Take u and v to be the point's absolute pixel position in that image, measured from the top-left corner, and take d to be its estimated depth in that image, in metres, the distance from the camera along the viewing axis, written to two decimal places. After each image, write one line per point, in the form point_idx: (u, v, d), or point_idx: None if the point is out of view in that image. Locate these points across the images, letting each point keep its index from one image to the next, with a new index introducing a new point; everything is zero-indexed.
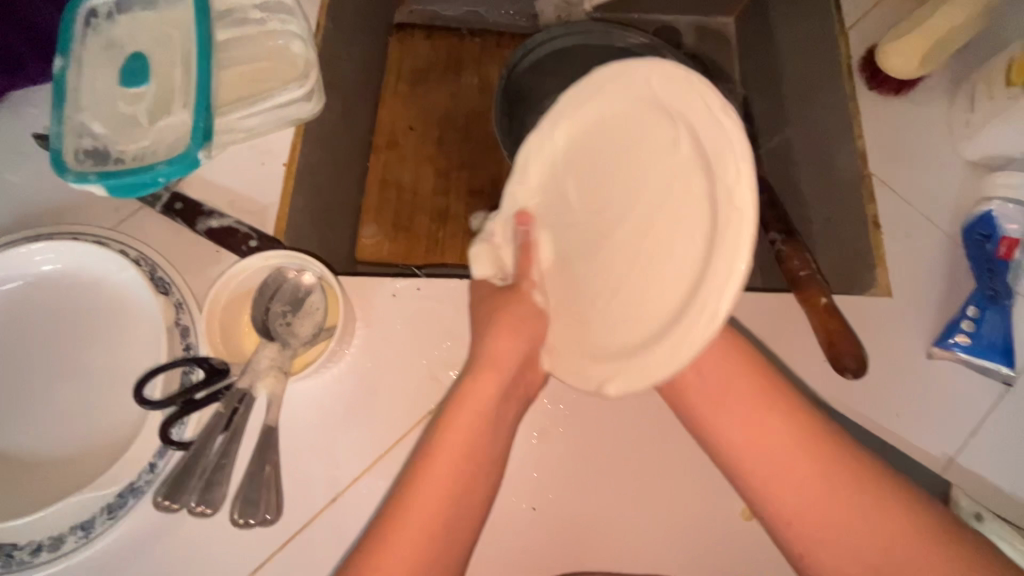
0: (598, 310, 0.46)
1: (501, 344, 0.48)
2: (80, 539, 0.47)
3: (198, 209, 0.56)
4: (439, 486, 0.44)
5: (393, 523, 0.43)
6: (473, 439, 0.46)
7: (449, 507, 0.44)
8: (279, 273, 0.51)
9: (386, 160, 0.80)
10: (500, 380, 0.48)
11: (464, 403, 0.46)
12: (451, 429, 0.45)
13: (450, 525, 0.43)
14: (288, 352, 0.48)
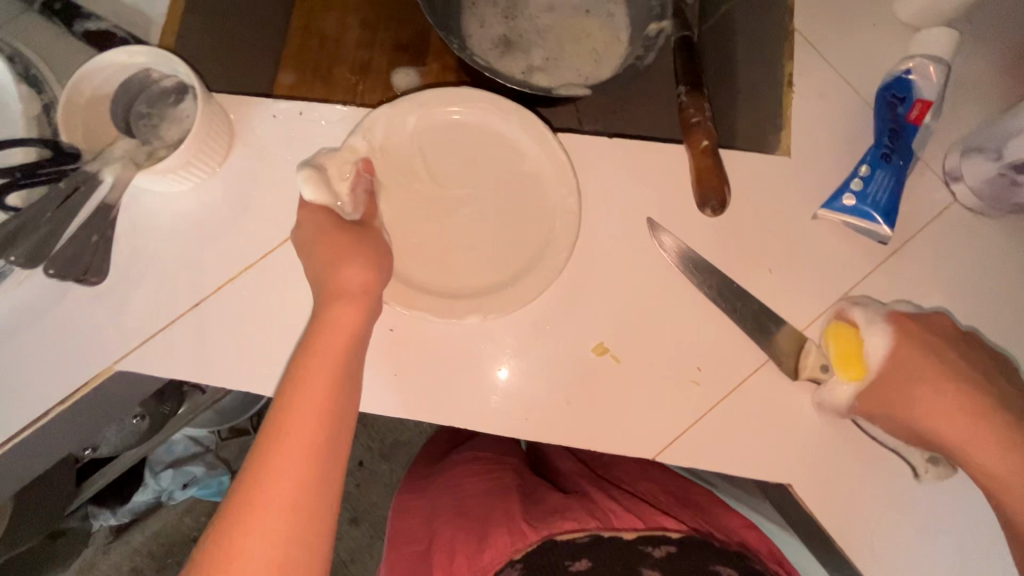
0: (448, 251, 0.52)
1: (349, 270, 0.46)
2: None
3: (76, 11, 0.55)
4: (323, 376, 0.43)
5: (283, 417, 0.41)
6: (343, 352, 0.45)
7: (333, 398, 0.43)
8: (145, 74, 0.50)
9: (311, 6, 0.76)
10: (360, 305, 0.46)
11: (319, 352, 0.44)
12: (311, 372, 0.43)
13: (335, 423, 0.42)
14: (146, 149, 0.48)
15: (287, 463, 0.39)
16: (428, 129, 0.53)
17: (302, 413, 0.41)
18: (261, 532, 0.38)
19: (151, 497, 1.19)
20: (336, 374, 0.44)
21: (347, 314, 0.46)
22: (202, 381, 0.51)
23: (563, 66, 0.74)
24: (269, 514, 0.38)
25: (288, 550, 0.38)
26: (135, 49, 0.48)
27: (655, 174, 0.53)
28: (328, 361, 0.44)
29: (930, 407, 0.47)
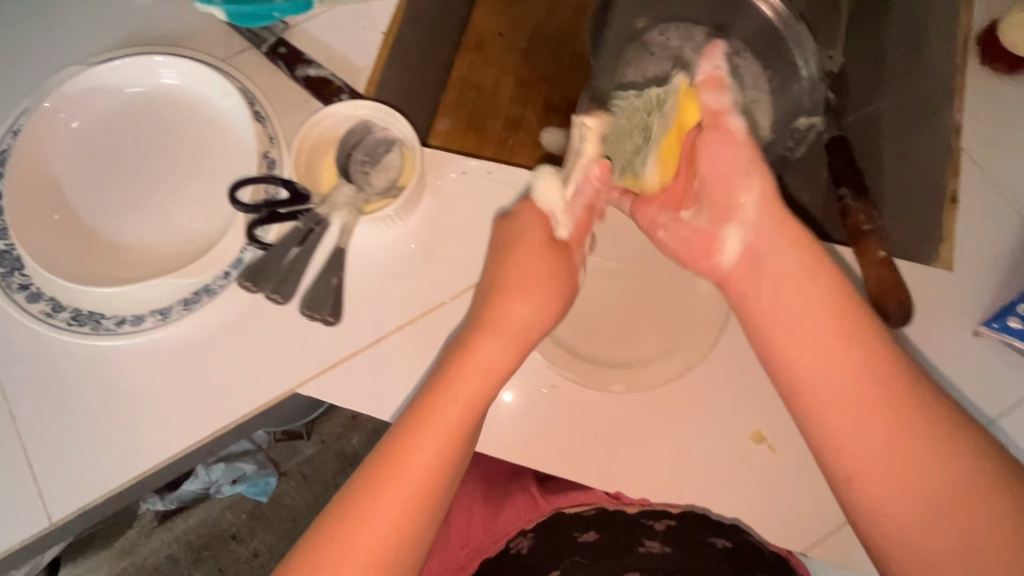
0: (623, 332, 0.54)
1: (520, 307, 0.49)
2: (158, 322, 0.53)
3: (300, 57, 0.60)
4: (463, 394, 0.45)
5: (417, 419, 0.44)
6: (483, 385, 0.46)
7: (436, 471, 0.42)
8: (365, 125, 0.54)
9: (472, 60, 0.81)
10: (511, 343, 0.48)
11: (435, 418, 0.44)
12: (421, 438, 0.43)
13: (463, 438, 0.44)
14: (362, 196, 0.52)
15: (415, 461, 0.42)
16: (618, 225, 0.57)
17: (436, 421, 0.44)
18: (382, 512, 0.41)
19: (199, 491, 1.08)
20: (470, 397, 0.45)
21: (474, 366, 0.46)
22: (367, 412, 0.54)
23: None
24: (394, 499, 0.41)
25: (396, 535, 0.41)
26: (363, 104, 0.53)
27: None
28: (472, 382, 0.46)
29: (813, 346, 0.43)
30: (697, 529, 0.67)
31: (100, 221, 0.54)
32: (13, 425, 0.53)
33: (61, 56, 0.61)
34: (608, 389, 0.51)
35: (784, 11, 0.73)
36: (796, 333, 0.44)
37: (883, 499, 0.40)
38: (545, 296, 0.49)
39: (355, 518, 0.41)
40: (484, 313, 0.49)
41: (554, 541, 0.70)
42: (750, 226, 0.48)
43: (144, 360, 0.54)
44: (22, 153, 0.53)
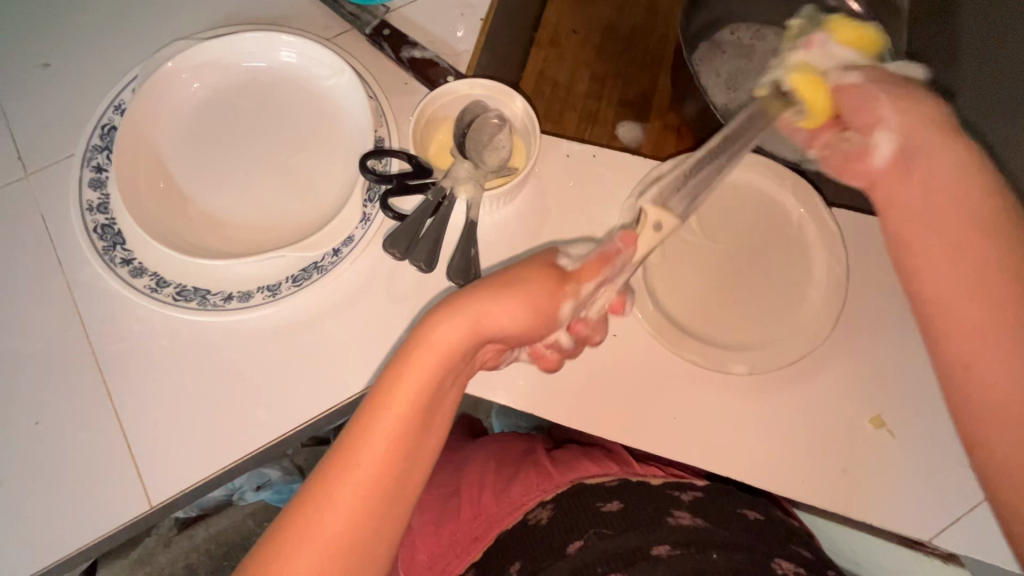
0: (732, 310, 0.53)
1: (484, 303, 0.42)
2: (266, 299, 0.51)
3: (404, 39, 0.59)
4: (412, 379, 0.39)
5: (370, 410, 0.39)
6: (433, 381, 0.40)
7: (379, 490, 0.38)
8: (477, 105, 0.54)
9: (546, 55, 0.82)
10: (472, 336, 0.41)
11: (369, 431, 0.38)
12: (356, 458, 0.38)
13: (413, 427, 0.39)
14: (479, 172, 0.52)
15: (365, 453, 0.38)
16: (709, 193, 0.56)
17: (386, 411, 0.39)
18: (334, 511, 0.37)
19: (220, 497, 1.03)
20: (427, 381, 0.40)
21: (420, 365, 0.39)
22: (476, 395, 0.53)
23: None
24: (345, 495, 0.37)
25: (352, 535, 0.37)
26: (479, 81, 0.53)
27: None
28: (425, 368, 0.40)
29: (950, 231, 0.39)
30: (729, 498, 0.58)
31: (208, 195, 0.53)
32: (109, 403, 0.51)
33: (162, 34, 0.61)
34: (730, 370, 0.50)
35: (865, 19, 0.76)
36: (911, 218, 0.41)
37: (987, 372, 0.36)
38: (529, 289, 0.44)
39: (307, 520, 0.37)
40: (444, 304, 0.43)
41: (575, 513, 0.58)
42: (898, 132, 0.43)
43: (248, 338, 0.52)
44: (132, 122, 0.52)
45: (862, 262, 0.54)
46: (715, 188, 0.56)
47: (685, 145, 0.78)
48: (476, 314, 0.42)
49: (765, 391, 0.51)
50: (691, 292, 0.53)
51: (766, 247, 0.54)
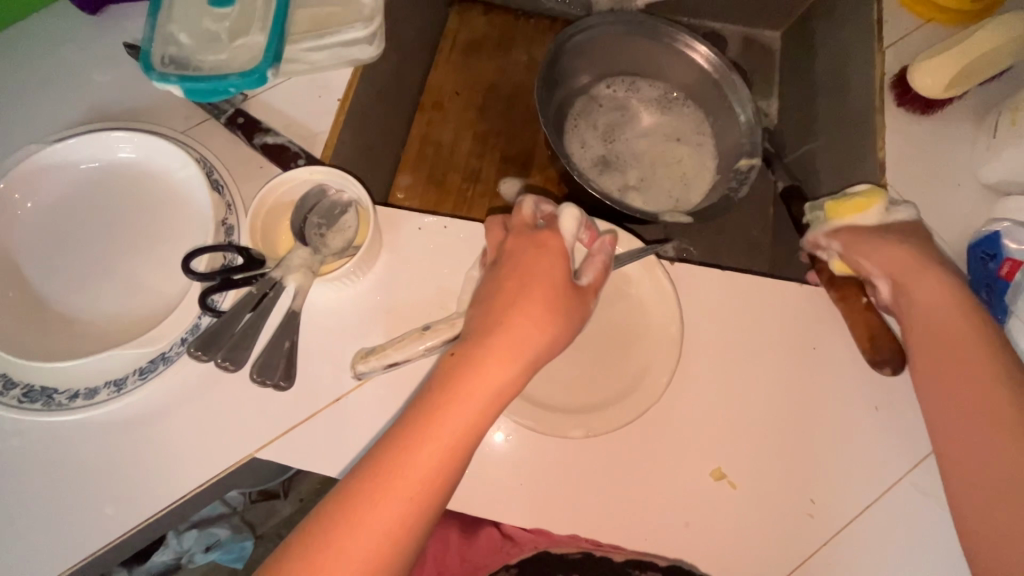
0: (570, 375, 0.54)
1: (533, 336, 0.44)
2: (113, 393, 0.52)
3: (257, 126, 0.62)
4: (459, 414, 0.41)
5: (406, 440, 0.40)
6: (481, 413, 0.42)
7: (402, 534, 0.39)
8: (321, 189, 0.56)
9: (431, 118, 0.85)
10: (513, 372, 0.43)
11: (404, 470, 0.39)
12: (386, 500, 0.39)
13: (451, 463, 0.41)
14: (317, 257, 0.53)
15: (404, 481, 0.39)
16: None
17: (428, 444, 0.40)
18: (368, 535, 0.38)
19: (167, 562, 0.99)
20: (477, 414, 0.42)
21: (466, 400, 0.41)
22: (329, 472, 0.54)
23: (655, 188, 0.81)
24: (377, 521, 0.38)
25: (380, 564, 0.38)
26: (318, 168, 0.55)
27: (763, 306, 0.57)
28: (472, 405, 0.42)
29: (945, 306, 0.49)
30: None
31: (57, 293, 0.54)
32: None
33: (20, 131, 0.62)
34: (566, 435, 0.51)
35: (716, 61, 0.78)
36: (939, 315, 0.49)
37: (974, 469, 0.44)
38: (539, 314, 0.45)
39: (333, 546, 0.38)
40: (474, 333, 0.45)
41: None
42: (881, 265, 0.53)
43: (98, 433, 0.53)
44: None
45: (695, 315, 0.57)
46: None
47: (564, 198, 0.81)
48: (525, 345, 0.43)
49: (606, 450, 0.53)
50: None
51: (604, 308, 0.56)
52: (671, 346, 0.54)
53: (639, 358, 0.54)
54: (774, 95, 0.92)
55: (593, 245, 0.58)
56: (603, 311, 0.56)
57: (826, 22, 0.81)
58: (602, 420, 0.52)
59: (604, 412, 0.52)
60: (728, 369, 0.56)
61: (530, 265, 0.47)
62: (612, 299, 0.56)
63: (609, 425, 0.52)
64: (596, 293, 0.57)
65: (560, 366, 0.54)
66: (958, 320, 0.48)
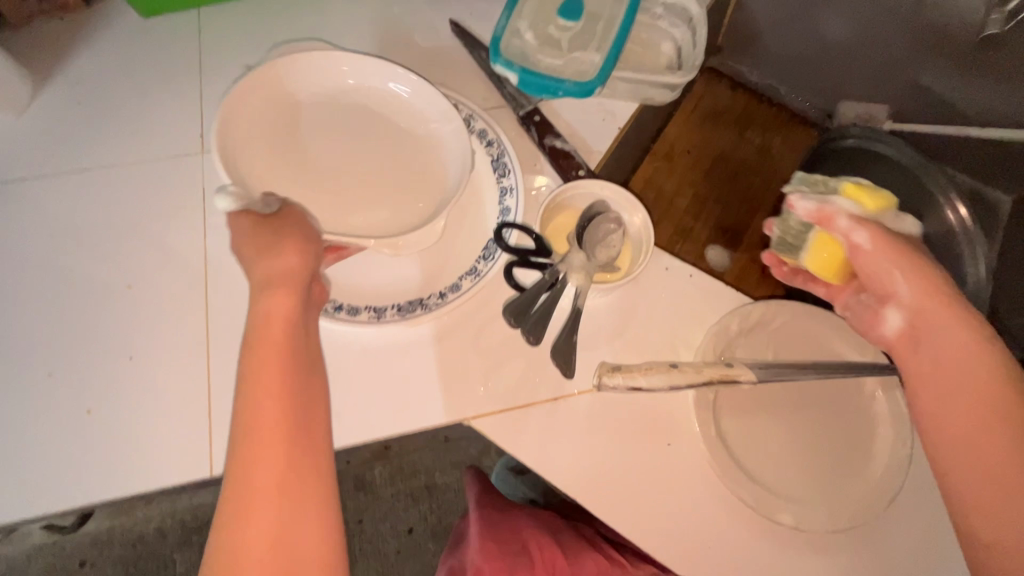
0: (788, 462, 0.53)
1: (286, 257, 0.47)
2: (370, 318, 0.56)
3: (549, 128, 0.67)
4: (275, 373, 0.43)
5: (253, 411, 0.42)
6: (293, 323, 0.46)
7: (287, 488, 0.41)
8: (601, 204, 0.60)
9: (658, 165, 0.89)
10: (293, 295, 0.46)
11: (255, 413, 0.42)
12: (253, 446, 0.41)
13: (302, 438, 0.42)
14: (591, 264, 0.56)
15: (266, 468, 0.41)
16: (790, 344, 0.59)
17: (264, 412, 0.42)
18: (261, 521, 0.40)
19: None
20: (276, 379, 0.43)
21: (274, 323, 0.45)
22: (526, 464, 0.55)
23: None
24: (261, 514, 0.40)
25: (274, 552, 0.39)
26: (609, 186, 0.59)
27: None
28: (272, 351, 0.44)
29: (971, 384, 0.45)
30: None
31: (297, 183, 0.55)
32: (200, 370, 0.56)
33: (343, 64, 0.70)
34: (774, 518, 0.51)
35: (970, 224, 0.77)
36: (943, 344, 0.47)
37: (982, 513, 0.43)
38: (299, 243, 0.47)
39: (240, 520, 0.40)
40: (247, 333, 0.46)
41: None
42: (906, 307, 0.48)
43: (342, 349, 0.57)
44: (271, 97, 0.56)
45: None
46: (795, 339, 0.59)
47: (766, 282, 0.82)
48: (282, 282, 0.46)
49: (802, 550, 0.52)
50: (752, 432, 0.54)
51: (837, 407, 0.55)
52: (901, 473, 0.52)
53: (863, 470, 0.53)
54: None
55: (835, 344, 0.58)
56: (834, 412, 0.55)
57: None
58: (814, 518, 0.51)
59: (816, 510, 0.51)
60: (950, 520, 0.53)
61: (273, 227, 0.48)
62: (846, 403, 0.56)
63: (817, 526, 0.51)
64: (830, 393, 0.56)
65: (779, 449, 0.54)
66: (947, 349, 0.47)
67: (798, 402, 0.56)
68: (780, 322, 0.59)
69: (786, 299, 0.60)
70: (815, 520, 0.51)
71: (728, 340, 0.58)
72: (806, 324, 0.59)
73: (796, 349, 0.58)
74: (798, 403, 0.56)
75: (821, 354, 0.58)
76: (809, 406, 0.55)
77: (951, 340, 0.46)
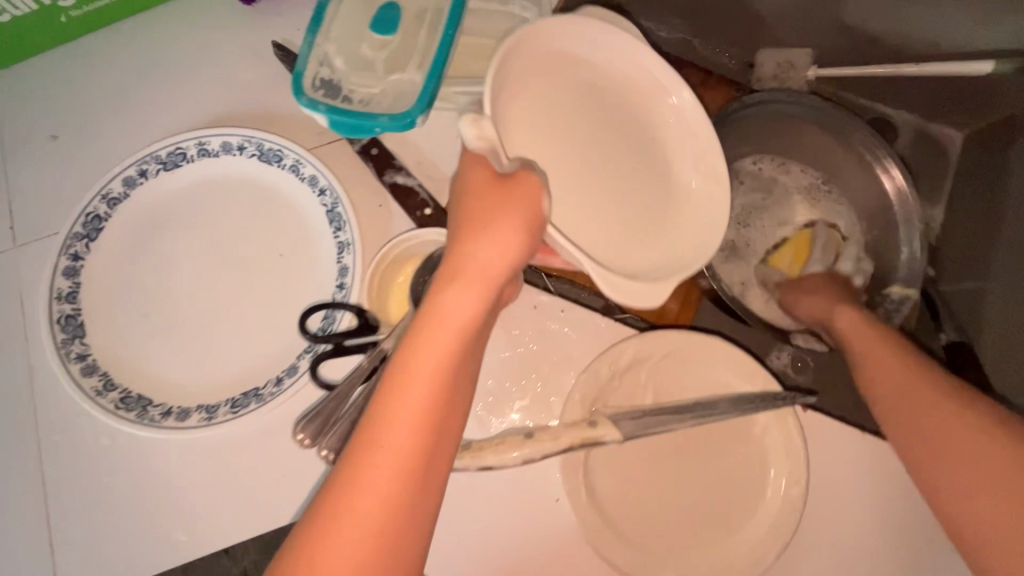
0: (667, 515, 0.49)
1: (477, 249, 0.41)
2: (202, 421, 0.51)
3: (390, 161, 0.59)
4: (428, 363, 0.38)
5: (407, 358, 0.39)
6: (457, 357, 0.40)
7: (405, 483, 0.37)
8: (445, 250, 0.52)
9: None
10: (481, 296, 0.40)
11: (379, 450, 0.37)
12: (354, 509, 0.36)
13: (424, 469, 0.38)
14: None
15: (388, 436, 0.37)
16: (671, 380, 0.53)
17: (381, 455, 0.37)
18: (364, 513, 0.36)
19: None
20: (416, 436, 0.38)
21: (410, 379, 0.38)
22: None
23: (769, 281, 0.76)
24: (375, 503, 0.36)
25: (381, 542, 0.36)
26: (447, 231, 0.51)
27: (891, 486, 0.53)
28: (443, 333, 0.39)
29: (914, 404, 0.42)
30: None
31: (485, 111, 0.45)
32: (42, 492, 0.52)
33: (157, 116, 0.62)
34: None
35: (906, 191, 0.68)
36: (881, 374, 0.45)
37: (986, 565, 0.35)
38: (521, 218, 0.41)
39: (348, 499, 0.36)
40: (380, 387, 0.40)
41: None
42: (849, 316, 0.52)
43: (181, 456, 0.52)
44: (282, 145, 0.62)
45: None
46: (677, 372, 0.53)
47: None
48: (488, 265, 0.41)
49: None
50: (628, 488, 0.50)
51: (720, 449, 0.51)
52: (790, 518, 0.48)
53: (747, 514, 0.49)
54: (941, 205, 0.79)
55: (720, 374, 0.52)
56: (718, 452, 0.51)
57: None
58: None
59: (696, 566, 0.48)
60: None
61: (499, 196, 0.42)
62: (731, 441, 0.51)
63: None
64: (714, 431, 0.51)
65: (658, 502, 0.50)
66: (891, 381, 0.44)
67: (679, 447, 0.51)
68: (658, 356, 0.53)
69: (665, 328, 0.53)
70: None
71: (599, 388, 0.51)
72: (688, 353, 0.53)
73: (678, 384, 0.53)
74: (679, 447, 0.51)
75: (707, 386, 0.53)
76: (691, 449, 0.51)
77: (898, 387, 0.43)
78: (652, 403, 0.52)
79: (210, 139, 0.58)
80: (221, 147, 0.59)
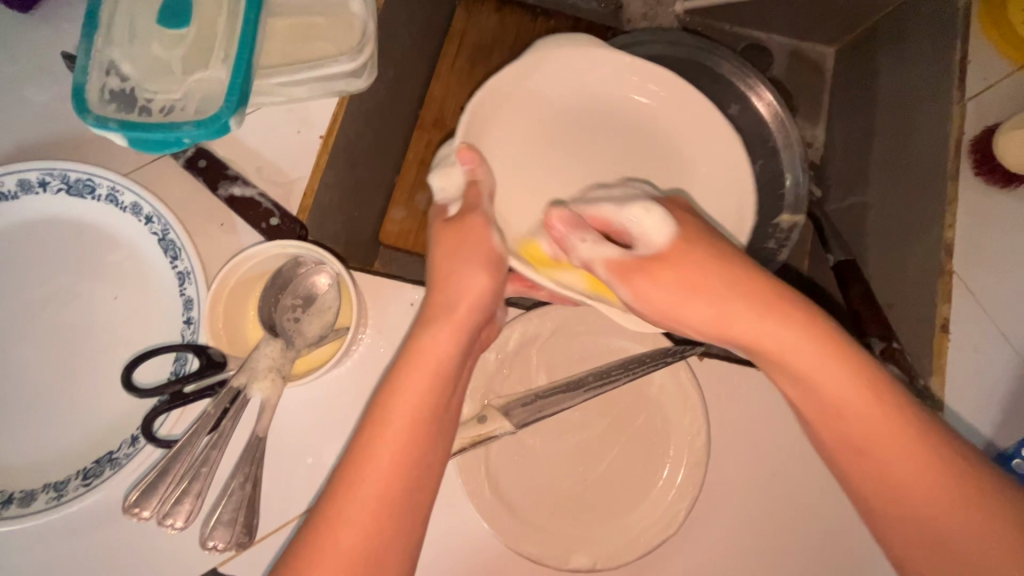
0: (576, 493, 0.48)
1: (467, 283, 0.43)
2: (52, 501, 0.45)
3: (222, 171, 0.52)
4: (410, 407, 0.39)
5: (385, 414, 0.39)
6: (437, 377, 0.40)
7: (393, 497, 0.37)
8: (296, 263, 0.47)
9: (430, 138, 0.75)
10: (457, 332, 0.42)
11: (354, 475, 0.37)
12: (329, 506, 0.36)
13: (411, 497, 0.38)
14: (290, 353, 0.46)
15: (375, 465, 0.37)
16: (562, 355, 0.50)
17: (370, 472, 0.37)
18: (343, 529, 0.36)
19: None
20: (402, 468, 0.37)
21: (383, 425, 0.38)
22: None
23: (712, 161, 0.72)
24: (364, 515, 0.36)
25: None
26: (291, 244, 0.45)
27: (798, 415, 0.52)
28: (425, 375, 0.40)
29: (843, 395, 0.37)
30: None
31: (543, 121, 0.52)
32: None
33: None
34: (569, 563, 0.46)
35: (780, 113, 0.68)
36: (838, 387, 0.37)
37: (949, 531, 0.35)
38: (476, 261, 0.44)
39: (343, 516, 0.36)
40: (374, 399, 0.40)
41: None
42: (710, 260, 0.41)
43: (35, 544, 0.46)
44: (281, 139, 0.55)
45: (723, 431, 0.51)
46: (567, 345, 0.51)
47: None
48: (458, 304, 0.43)
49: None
50: (534, 471, 0.48)
51: (622, 416, 0.49)
52: (697, 471, 0.48)
53: (656, 474, 0.48)
54: (822, 124, 0.79)
55: (609, 340, 0.51)
56: (620, 420, 0.49)
57: (896, 46, 0.66)
58: (612, 544, 0.46)
59: (609, 540, 0.47)
60: (750, 494, 0.50)
61: (456, 236, 0.45)
62: (630, 406, 0.49)
63: (616, 551, 0.46)
64: (611, 399, 0.49)
65: (565, 481, 0.48)
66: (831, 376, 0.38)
67: (578, 424, 0.49)
68: (547, 333, 0.50)
69: (550, 305, 0.51)
70: (614, 546, 0.46)
71: (488, 379, 0.49)
72: (574, 325, 0.51)
73: (568, 358, 0.51)
74: (580, 424, 0.49)
75: (599, 356, 0.51)
76: (590, 423, 0.49)
77: (839, 383, 0.37)
78: (545, 384, 0.50)
79: (3, 179, 0.49)
80: (18, 186, 0.49)
